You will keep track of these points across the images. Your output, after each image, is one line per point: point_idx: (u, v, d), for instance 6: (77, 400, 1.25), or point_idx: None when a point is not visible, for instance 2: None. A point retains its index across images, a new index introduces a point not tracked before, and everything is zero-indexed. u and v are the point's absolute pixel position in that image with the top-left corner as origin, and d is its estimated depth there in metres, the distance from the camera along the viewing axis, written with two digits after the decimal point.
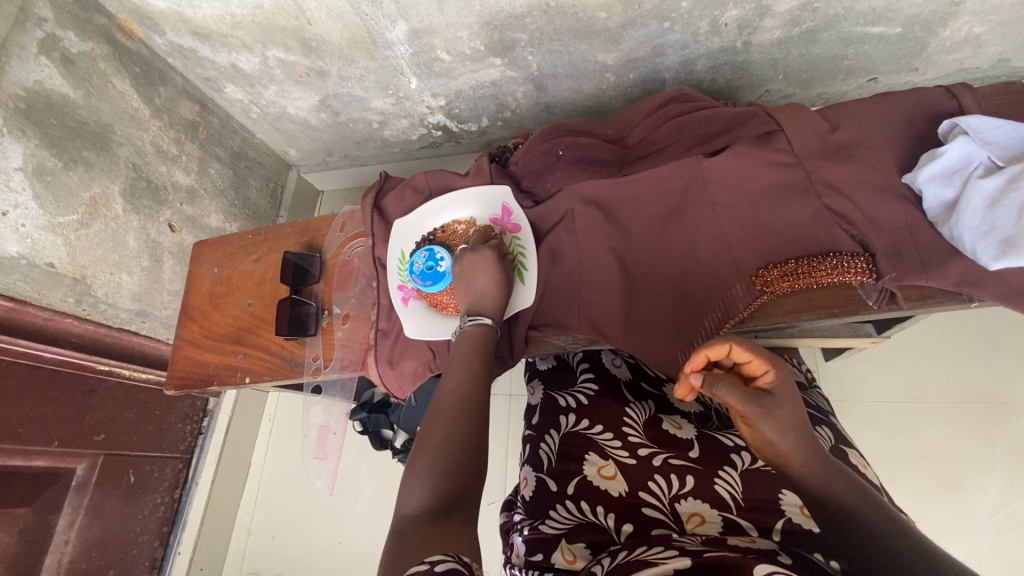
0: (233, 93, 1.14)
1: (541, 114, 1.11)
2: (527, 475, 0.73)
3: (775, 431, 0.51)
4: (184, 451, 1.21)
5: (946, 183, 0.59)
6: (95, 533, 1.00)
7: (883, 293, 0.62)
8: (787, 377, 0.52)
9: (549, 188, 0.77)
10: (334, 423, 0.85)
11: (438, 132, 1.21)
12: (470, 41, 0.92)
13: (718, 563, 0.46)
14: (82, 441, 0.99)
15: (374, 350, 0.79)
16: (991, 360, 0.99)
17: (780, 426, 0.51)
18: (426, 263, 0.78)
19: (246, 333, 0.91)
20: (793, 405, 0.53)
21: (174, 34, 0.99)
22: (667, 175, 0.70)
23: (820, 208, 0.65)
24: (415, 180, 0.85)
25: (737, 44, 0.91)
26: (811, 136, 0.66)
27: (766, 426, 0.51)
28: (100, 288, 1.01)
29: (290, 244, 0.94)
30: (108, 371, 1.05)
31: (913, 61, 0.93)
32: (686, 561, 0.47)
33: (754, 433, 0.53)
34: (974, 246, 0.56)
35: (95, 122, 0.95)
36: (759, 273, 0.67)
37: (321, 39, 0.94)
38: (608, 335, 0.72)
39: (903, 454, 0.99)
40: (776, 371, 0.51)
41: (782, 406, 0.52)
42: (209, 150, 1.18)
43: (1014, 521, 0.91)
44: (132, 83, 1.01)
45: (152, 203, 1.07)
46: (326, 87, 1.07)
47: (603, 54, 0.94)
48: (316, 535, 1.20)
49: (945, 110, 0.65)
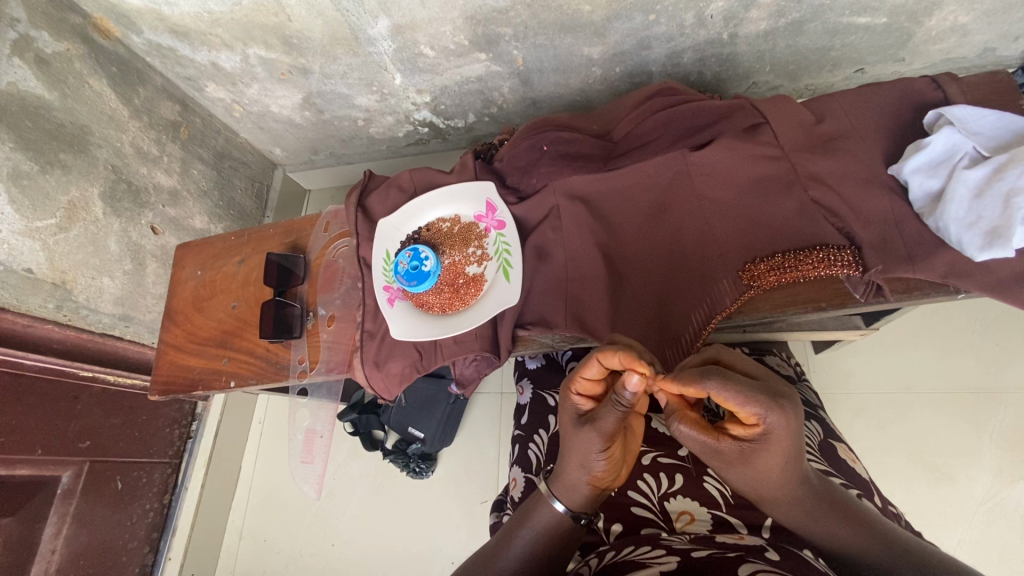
0: (214, 92, 1.12)
1: (528, 109, 1.10)
2: (516, 475, 0.77)
3: (755, 471, 0.46)
4: (173, 455, 1.20)
5: (931, 175, 0.59)
6: (83, 541, 0.99)
7: (869, 286, 0.61)
8: (790, 430, 0.43)
9: (534, 184, 0.77)
10: (321, 426, 0.84)
11: (424, 129, 1.19)
12: (454, 36, 0.91)
13: (703, 564, 0.46)
14: (67, 449, 0.98)
15: (360, 352, 0.77)
16: (980, 350, 1.00)
17: (761, 470, 0.45)
18: (411, 263, 0.77)
19: (230, 336, 0.89)
20: (790, 455, 0.44)
21: (152, 33, 0.97)
22: (653, 169, 0.70)
23: (807, 201, 0.64)
24: (400, 178, 0.84)
25: (722, 36, 0.90)
26: (796, 128, 0.66)
27: (744, 465, 0.46)
28: (81, 293, 0.99)
29: (273, 244, 0.93)
30: (93, 376, 1.03)
31: (899, 51, 0.93)
32: (672, 564, 0.46)
33: (738, 472, 0.47)
34: (960, 237, 0.56)
35: (72, 124, 0.93)
36: (745, 268, 0.66)
37: (302, 36, 0.92)
38: (596, 332, 0.70)
39: (894, 445, 0.99)
40: (768, 423, 0.42)
41: (769, 456, 0.44)
42: (191, 151, 1.16)
43: (1003, 509, 0.91)
44: (109, 83, 0.99)
45: (134, 205, 1.05)
46: (309, 84, 1.06)
47: (588, 48, 0.93)
48: (308, 538, 1.20)
49: (930, 100, 0.65)
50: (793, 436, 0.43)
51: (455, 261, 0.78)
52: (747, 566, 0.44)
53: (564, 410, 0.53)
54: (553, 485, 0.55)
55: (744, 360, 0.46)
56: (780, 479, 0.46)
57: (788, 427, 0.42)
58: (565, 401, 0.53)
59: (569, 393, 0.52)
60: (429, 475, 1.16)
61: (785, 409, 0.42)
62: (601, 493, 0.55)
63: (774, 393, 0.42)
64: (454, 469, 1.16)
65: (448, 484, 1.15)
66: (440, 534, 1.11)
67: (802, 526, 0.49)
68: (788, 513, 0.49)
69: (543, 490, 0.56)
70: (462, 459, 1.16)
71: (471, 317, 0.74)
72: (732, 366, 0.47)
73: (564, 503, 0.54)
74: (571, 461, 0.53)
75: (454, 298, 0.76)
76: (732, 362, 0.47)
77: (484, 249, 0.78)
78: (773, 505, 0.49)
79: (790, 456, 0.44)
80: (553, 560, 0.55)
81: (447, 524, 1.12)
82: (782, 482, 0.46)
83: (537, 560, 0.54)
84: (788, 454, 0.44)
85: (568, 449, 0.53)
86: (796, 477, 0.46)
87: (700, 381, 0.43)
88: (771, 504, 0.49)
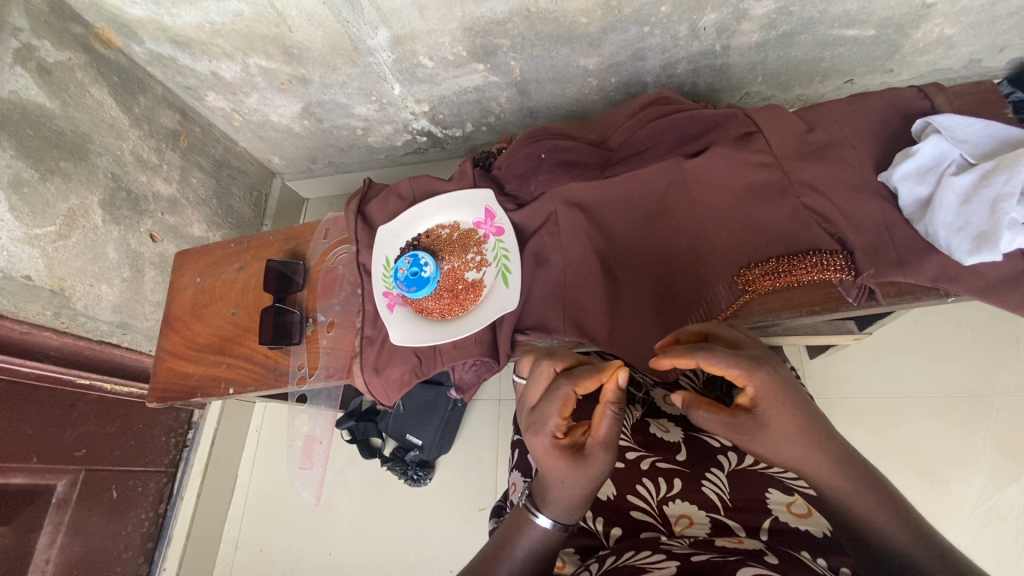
0: (214, 102, 1.13)
1: (525, 119, 1.12)
2: (516, 480, 0.77)
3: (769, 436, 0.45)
4: (169, 464, 1.19)
5: (919, 181, 0.60)
6: (77, 551, 0.98)
7: (861, 290, 0.63)
8: (778, 389, 0.44)
9: (533, 191, 0.78)
10: (320, 432, 0.84)
11: (423, 138, 1.21)
12: (452, 47, 0.93)
13: (705, 569, 0.46)
14: (63, 457, 0.97)
15: (359, 358, 0.78)
16: (971, 354, 1.01)
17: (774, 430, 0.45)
18: (410, 269, 0.77)
19: (229, 343, 0.90)
20: (797, 414, 0.44)
21: (153, 43, 0.98)
22: (649, 176, 0.71)
23: (799, 207, 0.66)
24: (399, 186, 0.85)
25: (715, 47, 0.92)
26: (789, 136, 0.67)
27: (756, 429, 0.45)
28: (79, 300, 0.99)
29: (273, 251, 0.93)
30: (89, 384, 1.03)
31: (888, 62, 0.95)
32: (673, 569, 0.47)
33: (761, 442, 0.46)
34: (948, 242, 0.57)
35: (72, 132, 0.94)
36: (741, 273, 0.67)
37: (303, 46, 0.93)
38: (596, 338, 0.71)
39: (888, 449, 1.00)
40: (754, 383, 0.44)
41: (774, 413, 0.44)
42: (190, 159, 1.17)
43: (999, 512, 0.92)
44: (110, 92, 0.99)
45: (133, 213, 1.06)
46: (308, 94, 1.07)
47: (584, 59, 0.95)
48: (305, 546, 1.19)
49: (918, 110, 0.66)
50: (787, 395, 0.45)
51: (454, 267, 0.79)
52: (748, 570, 0.45)
53: (542, 440, 0.49)
54: (542, 506, 0.52)
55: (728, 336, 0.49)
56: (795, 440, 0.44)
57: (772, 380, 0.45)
58: (542, 433, 0.49)
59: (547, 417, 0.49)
60: (427, 483, 1.15)
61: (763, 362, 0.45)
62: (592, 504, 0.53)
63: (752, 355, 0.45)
64: (452, 476, 1.16)
65: (446, 491, 1.15)
66: (438, 543, 1.11)
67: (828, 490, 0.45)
68: (822, 479, 0.45)
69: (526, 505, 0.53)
70: (460, 467, 1.16)
71: (471, 322, 0.74)
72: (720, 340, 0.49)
73: (551, 517, 0.52)
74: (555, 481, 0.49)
75: (453, 304, 0.77)
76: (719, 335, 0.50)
77: (483, 255, 0.79)
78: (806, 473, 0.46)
79: (792, 409, 0.44)
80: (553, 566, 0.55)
81: (445, 532, 1.11)
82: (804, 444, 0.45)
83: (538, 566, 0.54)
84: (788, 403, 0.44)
85: (555, 474, 0.49)
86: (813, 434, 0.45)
87: (690, 356, 0.46)
88: (799, 474, 0.46)
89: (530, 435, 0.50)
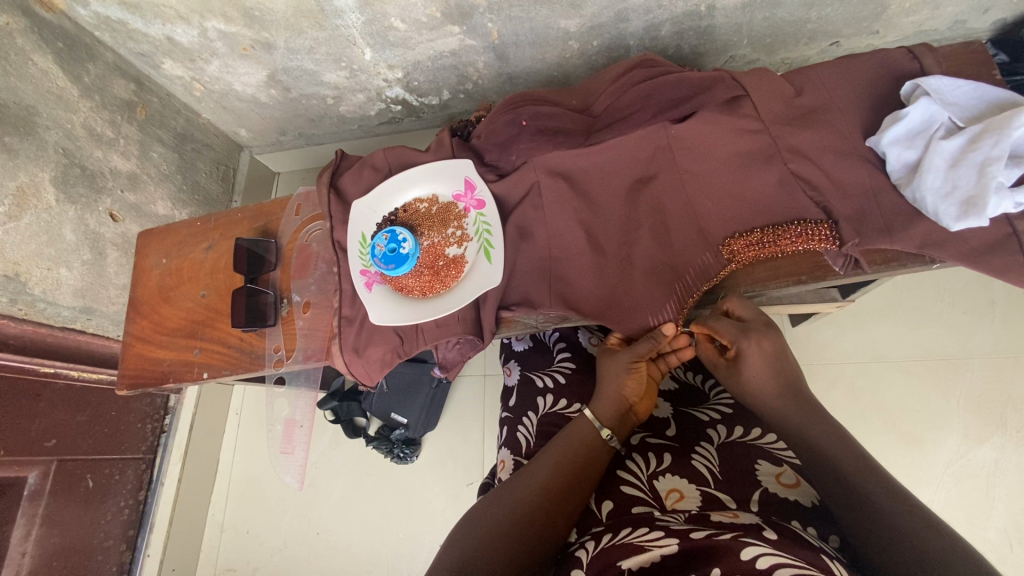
0: (172, 69, 1.05)
1: (505, 85, 1.07)
2: (505, 457, 0.77)
3: (752, 382, 0.62)
4: (147, 450, 1.16)
5: (908, 146, 0.58)
6: (54, 541, 0.96)
7: (847, 259, 0.63)
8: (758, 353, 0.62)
9: (514, 160, 0.74)
10: (300, 415, 0.81)
11: (397, 107, 1.15)
12: (425, 8, 0.87)
13: (703, 550, 0.46)
14: (31, 448, 0.93)
15: (338, 338, 0.75)
16: (948, 318, 1.03)
17: (753, 377, 0.62)
18: (388, 246, 0.73)
19: (200, 326, 0.86)
20: (768, 374, 0.61)
21: (99, 5, 0.90)
22: (633, 144, 0.68)
23: (787, 173, 0.64)
24: (374, 158, 0.80)
25: (701, 8, 0.88)
26: (777, 101, 0.65)
27: (726, 374, 0.65)
28: (37, 285, 0.94)
29: (242, 229, 0.89)
30: (54, 373, 0.98)
31: (874, 23, 0.93)
32: (674, 550, 0.47)
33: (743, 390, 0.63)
34: (936, 208, 0.56)
35: (16, 104, 0.87)
36: (726, 243, 0.67)
37: (264, 8, 0.87)
38: (581, 309, 0.72)
39: (868, 413, 1.02)
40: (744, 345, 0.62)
41: (754, 367, 0.62)
42: (149, 132, 1.10)
43: (969, 470, 0.95)
44: (55, 59, 0.92)
45: (90, 191, 1.00)
46: (273, 60, 1.00)
47: (565, 20, 0.90)
48: (293, 526, 1.18)
49: (907, 71, 0.64)
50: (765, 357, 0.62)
51: (434, 242, 0.75)
52: (750, 548, 0.45)
53: (625, 355, 0.67)
54: (596, 409, 0.66)
55: (736, 298, 0.65)
56: (772, 387, 0.61)
57: (767, 345, 0.62)
58: (631, 350, 0.66)
59: (637, 341, 0.68)
60: (414, 460, 1.15)
61: (753, 339, 0.62)
62: (625, 423, 0.67)
63: (750, 326, 0.63)
64: (440, 452, 1.15)
65: (432, 468, 1.14)
66: (425, 519, 1.11)
67: (807, 442, 0.57)
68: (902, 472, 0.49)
69: (589, 417, 0.66)
70: (448, 443, 1.16)
71: (452, 300, 0.72)
72: (721, 303, 0.66)
73: (603, 415, 0.66)
74: (612, 392, 0.66)
75: (435, 281, 0.74)
76: (732, 306, 0.65)
77: (464, 229, 0.76)
78: (770, 409, 0.61)
79: (776, 367, 0.61)
80: (548, 528, 0.58)
81: (435, 508, 1.11)
82: (777, 390, 0.61)
83: (536, 526, 0.57)
84: (775, 353, 0.62)
85: (623, 386, 0.66)
86: (778, 383, 0.61)
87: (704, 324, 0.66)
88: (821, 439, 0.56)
89: (618, 354, 0.68)
